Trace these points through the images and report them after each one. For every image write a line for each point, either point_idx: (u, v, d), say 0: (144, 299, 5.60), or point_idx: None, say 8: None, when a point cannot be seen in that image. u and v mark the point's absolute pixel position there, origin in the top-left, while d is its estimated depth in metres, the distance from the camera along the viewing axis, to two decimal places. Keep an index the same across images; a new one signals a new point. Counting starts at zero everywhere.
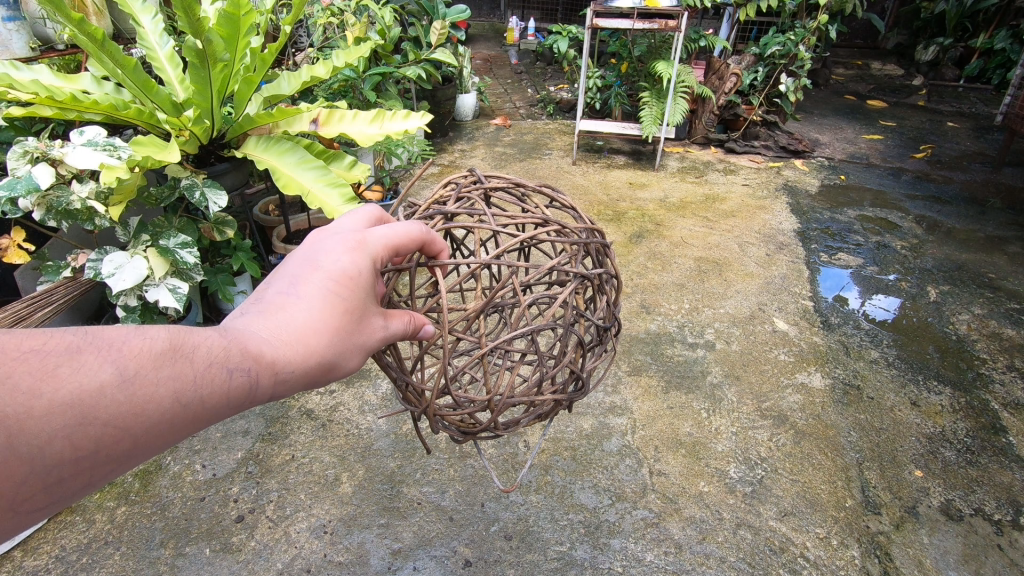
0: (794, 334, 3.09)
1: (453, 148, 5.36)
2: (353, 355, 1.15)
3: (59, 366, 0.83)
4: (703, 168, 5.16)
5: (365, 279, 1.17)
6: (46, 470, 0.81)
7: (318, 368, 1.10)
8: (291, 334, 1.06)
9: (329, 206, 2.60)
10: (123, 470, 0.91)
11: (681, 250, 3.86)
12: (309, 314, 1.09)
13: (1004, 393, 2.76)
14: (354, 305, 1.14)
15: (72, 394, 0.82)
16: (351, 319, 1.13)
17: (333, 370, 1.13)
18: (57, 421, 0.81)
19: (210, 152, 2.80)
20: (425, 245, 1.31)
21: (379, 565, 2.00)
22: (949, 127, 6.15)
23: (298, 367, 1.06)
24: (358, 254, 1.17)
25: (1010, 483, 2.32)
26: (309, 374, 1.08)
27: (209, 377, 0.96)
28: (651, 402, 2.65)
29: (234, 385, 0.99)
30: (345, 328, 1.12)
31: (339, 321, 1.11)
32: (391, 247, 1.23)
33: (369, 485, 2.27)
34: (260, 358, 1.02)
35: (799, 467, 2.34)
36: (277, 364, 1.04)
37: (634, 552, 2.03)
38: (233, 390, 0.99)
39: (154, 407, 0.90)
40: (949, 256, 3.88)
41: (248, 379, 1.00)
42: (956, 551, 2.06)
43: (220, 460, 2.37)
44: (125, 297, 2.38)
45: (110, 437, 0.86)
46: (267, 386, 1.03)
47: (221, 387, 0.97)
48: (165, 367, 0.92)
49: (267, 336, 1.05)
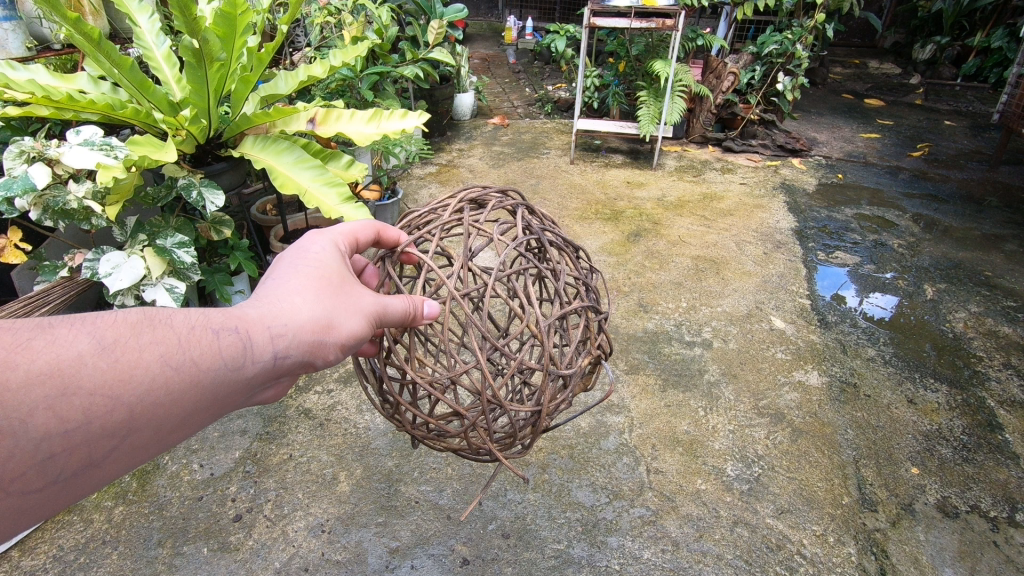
0: (791, 332, 3.10)
1: (451, 148, 5.37)
2: (347, 313, 1.20)
3: (32, 338, 0.82)
4: (700, 166, 5.17)
5: (331, 252, 1.27)
6: (32, 444, 0.80)
7: (312, 327, 1.13)
8: (273, 300, 1.13)
9: (326, 205, 2.60)
10: (125, 447, 0.90)
11: (678, 248, 3.86)
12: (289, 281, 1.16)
13: (1000, 390, 2.77)
14: (329, 270, 1.22)
15: (49, 363, 0.82)
16: (329, 282, 1.20)
17: (332, 327, 1.16)
18: (36, 392, 0.80)
19: (207, 151, 2.80)
20: (380, 234, 1.44)
21: (377, 563, 2.00)
22: (947, 125, 6.17)
23: (288, 322, 1.10)
24: (319, 237, 1.29)
25: (1006, 480, 2.33)
26: (302, 331, 1.11)
27: (194, 339, 0.97)
28: (648, 401, 2.65)
29: (224, 345, 1.01)
30: (327, 288, 1.19)
31: (317, 284, 1.18)
32: (349, 235, 1.37)
33: (367, 484, 2.27)
34: (245, 318, 1.06)
35: (795, 464, 2.35)
36: (267, 322, 1.08)
37: (632, 550, 2.04)
38: (224, 349, 1.01)
39: (142, 371, 0.90)
40: (946, 255, 3.89)
41: (238, 338, 1.03)
42: (952, 548, 2.06)
43: (217, 460, 2.37)
44: (122, 298, 2.38)
45: (99, 407, 0.86)
46: (262, 343, 1.06)
47: (210, 347, 0.99)
48: (147, 333, 0.93)
49: (249, 305, 1.10)
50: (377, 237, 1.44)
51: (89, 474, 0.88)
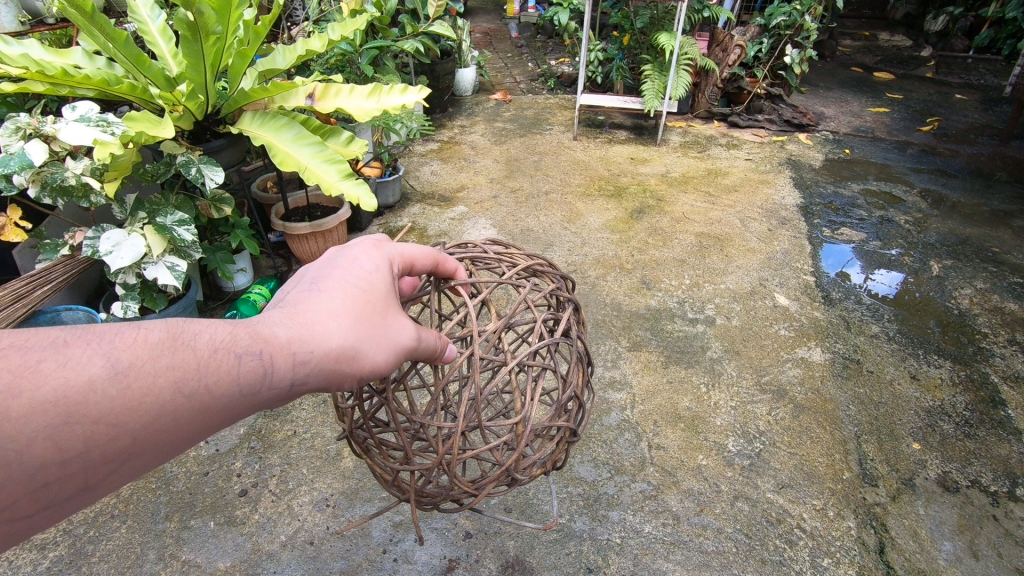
0: (795, 309, 3.09)
1: (453, 124, 5.31)
2: (377, 346, 1.15)
3: (45, 360, 0.78)
4: (706, 142, 5.11)
5: (381, 274, 1.22)
6: (26, 473, 0.77)
7: (340, 357, 1.08)
8: (309, 319, 1.07)
9: (326, 181, 2.58)
10: (124, 472, 0.87)
11: (682, 225, 3.82)
12: (329, 303, 1.10)
13: (1005, 366, 2.76)
14: (373, 295, 1.16)
15: (57, 389, 0.78)
16: (371, 308, 1.15)
17: (359, 358, 1.11)
18: (38, 422, 0.76)
19: (205, 128, 2.76)
20: (436, 263, 1.42)
21: (381, 537, 2.03)
22: (957, 99, 6.05)
23: (319, 351, 1.05)
24: (374, 254, 1.25)
25: (1007, 456, 2.33)
26: (329, 362, 1.07)
27: (215, 364, 0.93)
28: (651, 377, 2.66)
29: (245, 370, 0.97)
30: (366, 316, 1.13)
31: (359, 310, 1.13)
32: (404, 256, 1.32)
33: (371, 460, 2.29)
34: (272, 340, 1.01)
35: (797, 440, 2.35)
36: (296, 348, 1.03)
37: (633, 524, 2.06)
38: (244, 376, 0.96)
39: (153, 399, 0.86)
40: (953, 231, 3.85)
41: (261, 364, 0.98)
42: (951, 522, 2.07)
43: (223, 436, 2.40)
44: (124, 274, 2.39)
45: (102, 435, 0.82)
46: (285, 370, 1.01)
47: (229, 373, 0.95)
48: (165, 357, 0.88)
49: (281, 321, 1.04)
50: (433, 266, 1.41)
51: (80, 499, 0.85)
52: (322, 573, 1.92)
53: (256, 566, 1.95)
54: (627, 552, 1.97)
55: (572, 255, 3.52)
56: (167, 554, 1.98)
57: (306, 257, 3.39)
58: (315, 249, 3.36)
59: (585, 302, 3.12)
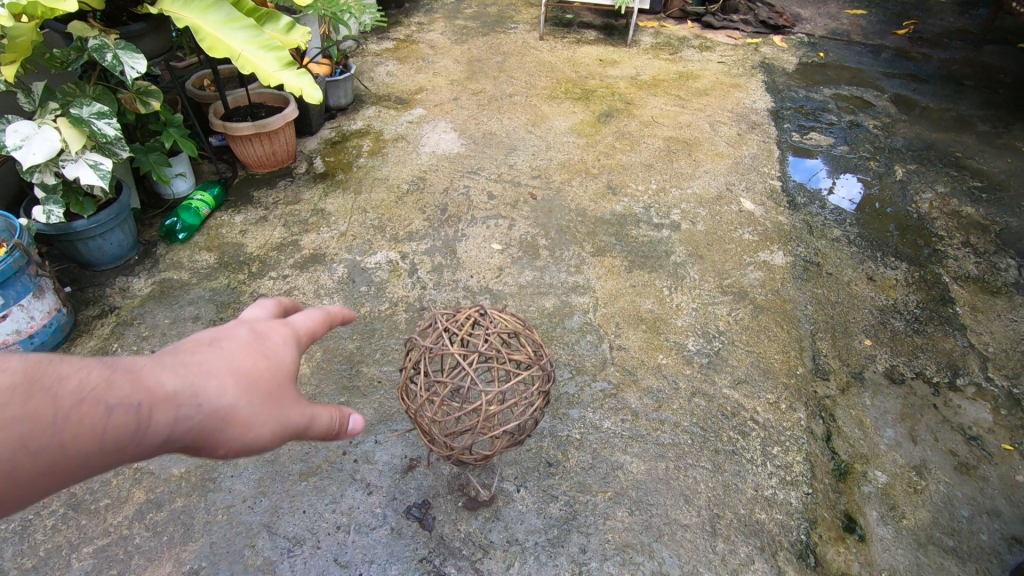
0: (760, 213, 3.05)
1: (410, 20, 4.90)
2: (267, 426, 0.86)
3: None
4: (678, 43, 4.85)
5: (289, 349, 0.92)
6: None
7: (224, 427, 0.81)
8: (194, 375, 0.79)
9: (263, 71, 2.34)
10: None
11: (650, 130, 3.68)
12: (227, 358, 0.83)
13: (957, 266, 2.81)
14: (279, 367, 0.89)
15: None
16: (271, 384, 0.87)
17: (248, 437, 0.84)
18: None
19: (120, 8, 2.44)
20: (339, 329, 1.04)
21: (341, 439, 2.01)
22: (935, 1, 5.85)
23: (201, 415, 0.78)
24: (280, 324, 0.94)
25: (952, 350, 2.41)
26: (207, 436, 0.80)
27: (70, 420, 0.68)
28: (614, 281, 2.62)
29: (105, 431, 0.70)
30: (266, 390, 0.86)
31: (258, 378, 0.85)
32: (314, 335, 0.99)
33: (328, 366, 2.24)
34: (148, 396, 0.74)
35: (754, 339, 2.39)
36: (174, 404, 0.76)
37: (592, 420, 2.08)
38: (103, 437, 0.70)
39: None
40: (919, 136, 3.82)
41: (128, 423, 0.71)
42: (894, 410, 2.17)
43: (170, 346, 2.30)
44: (40, 173, 2.18)
45: None
46: (157, 431, 0.74)
47: (86, 431, 0.69)
48: (6, 407, 0.63)
49: (162, 367, 0.77)
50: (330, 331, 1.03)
51: None
52: (281, 475, 1.91)
53: (212, 471, 1.92)
54: (585, 448, 2.00)
55: (536, 160, 3.37)
56: (118, 463, 1.93)
57: (253, 162, 3.17)
58: (262, 153, 3.13)
59: (548, 207, 3.02)
